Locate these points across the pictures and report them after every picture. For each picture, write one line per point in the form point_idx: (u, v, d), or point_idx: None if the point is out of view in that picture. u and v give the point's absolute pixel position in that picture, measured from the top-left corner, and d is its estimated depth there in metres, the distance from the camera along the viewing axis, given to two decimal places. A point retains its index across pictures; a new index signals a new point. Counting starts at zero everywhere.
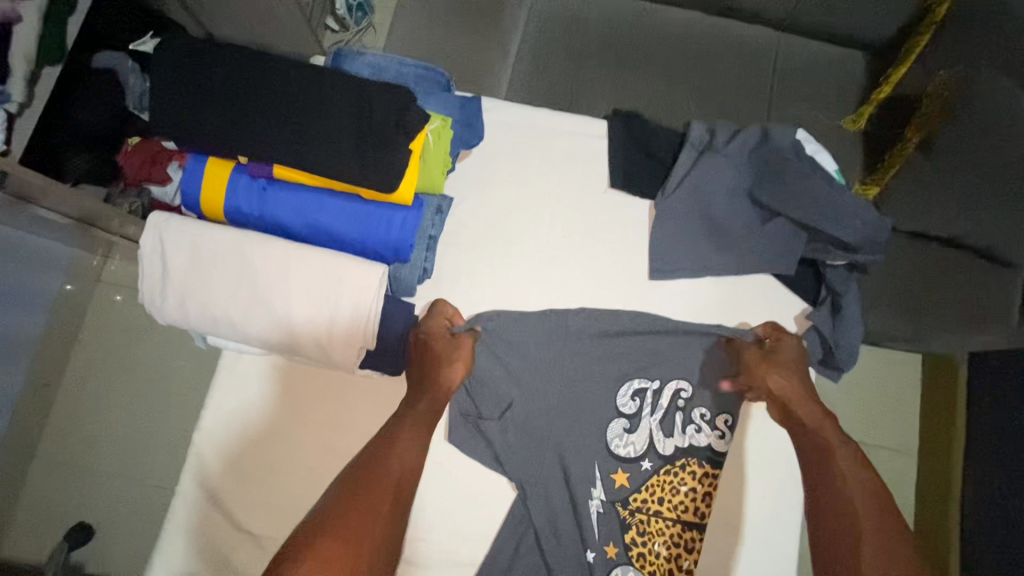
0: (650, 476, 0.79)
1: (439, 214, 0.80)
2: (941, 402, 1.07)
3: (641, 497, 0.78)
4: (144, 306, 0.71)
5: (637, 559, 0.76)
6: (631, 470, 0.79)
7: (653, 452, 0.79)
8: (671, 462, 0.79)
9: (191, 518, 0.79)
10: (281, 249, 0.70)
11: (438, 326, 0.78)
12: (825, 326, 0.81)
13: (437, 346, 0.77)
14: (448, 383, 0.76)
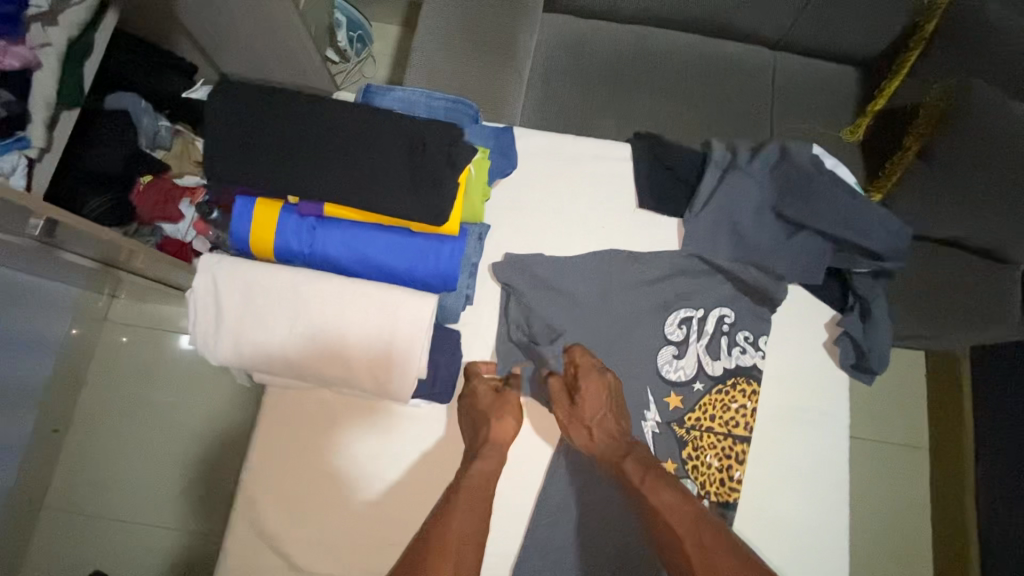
0: (702, 396, 0.83)
1: (480, 242, 0.82)
2: (951, 396, 1.14)
3: (695, 415, 0.82)
4: (196, 350, 0.71)
5: (692, 470, 0.81)
6: (683, 392, 0.83)
7: (703, 374, 0.84)
8: (721, 382, 0.83)
9: (245, 557, 0.78)
10: (333, 283, 0.71)
11: (483, 386, 0.81)
12: (856, 332, 0.83)
13: (484, 405, 0.79)
14: (502, 443, 0.78)
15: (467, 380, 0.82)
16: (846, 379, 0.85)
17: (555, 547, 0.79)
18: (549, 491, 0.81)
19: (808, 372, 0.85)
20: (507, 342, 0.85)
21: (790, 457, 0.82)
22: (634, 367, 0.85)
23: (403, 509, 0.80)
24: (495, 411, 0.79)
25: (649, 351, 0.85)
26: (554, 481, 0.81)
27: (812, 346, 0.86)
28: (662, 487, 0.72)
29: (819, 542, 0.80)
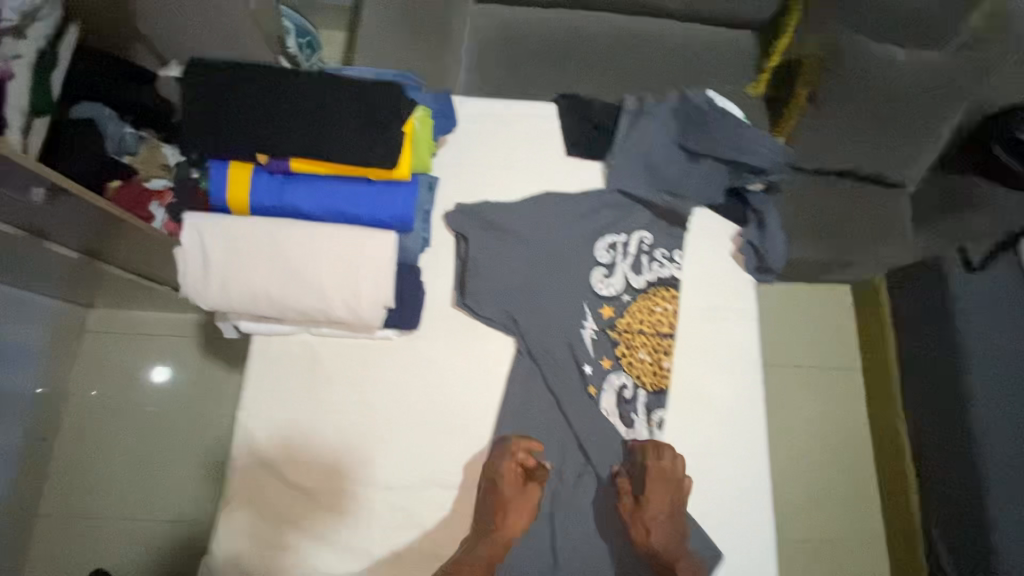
0: (630, 305, 0.98)
1: (431, 192, 0.95)
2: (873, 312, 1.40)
3: (625, 320, 0.97)
4: (187, 297, 0.82)
5: (627, 366, 0.95)
6: (615, 304, 0.98)
7: (629, 288, 0.99)
8: (644, 291, 0.99)
9: (245, 483, 0.87)
10: (304, 227, 0.82)
11: (509, 473, 0.86)
12: (755, 237, 0.99)
13: (507, 493, 0.85)
14: (510, 532, 0.84)
15: (500, 456, 0.88)
16: (753, 280, 1.00)
17: (520, 444, 0.92)
18: (509, 400, 0.93)
19: (720, 277, 1.00)
20: (462, 277, 0.97)
21: (708, 348, 0.97)
22: (573, 289, 0.98)
23: (383, 428, 0.91)
24: (517, 501, 0.86)
25: (585, 274, 0.99)
26: (512, 391, 0.93)
27: (722, 257, 1.01)
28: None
29: (734, 415, 0.94)
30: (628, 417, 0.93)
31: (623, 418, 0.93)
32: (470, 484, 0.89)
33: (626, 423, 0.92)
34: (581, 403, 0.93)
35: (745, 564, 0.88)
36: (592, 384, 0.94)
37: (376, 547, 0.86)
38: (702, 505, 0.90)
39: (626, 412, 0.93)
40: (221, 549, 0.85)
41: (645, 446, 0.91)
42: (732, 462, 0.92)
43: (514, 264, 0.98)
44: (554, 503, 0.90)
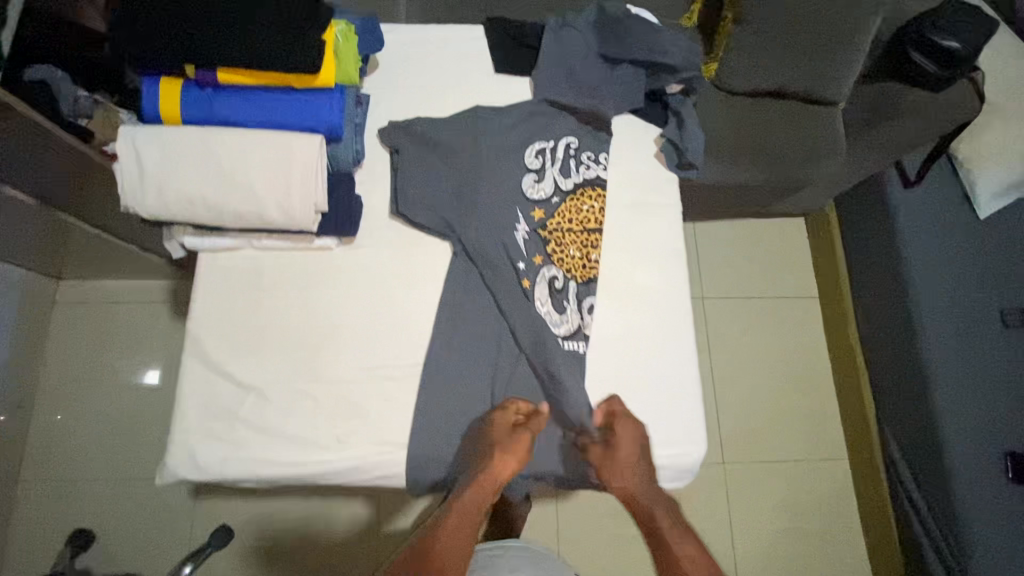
0: (560, 206, 1.03)
1: (360, 106, 1.00)
2: (825, 233, 1.86)
3: (555, 220, 1.02)
4: (126, 206, 0.86)
5: (557, 260, 1.00)
6: (545, 206, 1.02)
7: (558, 191, 1.03)
8: (573, 192, 1.03)
9: (196, 387, 0.92)
10: (234, 134, 0.87)
11: (502, 428, 0.89)
12: (674, 135, 1.05)
13: (498, 440, 0.88)
14: (497, 476, 0.86)
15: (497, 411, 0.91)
16: (675, 178, 1.06)
17: (459, 338, 0.96)
18: (447, 299, 0.98)
19: (644, 178, 1.06)
20: (396, 186, 1.01)
21: (634, 242, 1.03)
22: (505, 193, 1.02)
23: (326, 330, 0.95)
24: (505, 447, 0.87)
25: (516, 179, 1.03)
26: (449, 289, 0.98)
27: (645, 157, 1.07)
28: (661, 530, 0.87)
29: (661, 302, 1.00)
30: (561, 305, 0.98)
31: (556, 306, 0.98)
32: (467, 441, 0.92)
33: (559, 310, 0.98)
34: (515, 296, 0.98)
35: (671, 431, 0.94)
36: (526, 279, 0.98)
37: (323, 436, 0.90)
38: (631, 381, 0.96)
39: (559, 301, 0.98)
40: (177, 449, 0.89)
41: (577, 330, 0.97)
42: (658, 341, 0.98)
43: (445, 174, 1.02)
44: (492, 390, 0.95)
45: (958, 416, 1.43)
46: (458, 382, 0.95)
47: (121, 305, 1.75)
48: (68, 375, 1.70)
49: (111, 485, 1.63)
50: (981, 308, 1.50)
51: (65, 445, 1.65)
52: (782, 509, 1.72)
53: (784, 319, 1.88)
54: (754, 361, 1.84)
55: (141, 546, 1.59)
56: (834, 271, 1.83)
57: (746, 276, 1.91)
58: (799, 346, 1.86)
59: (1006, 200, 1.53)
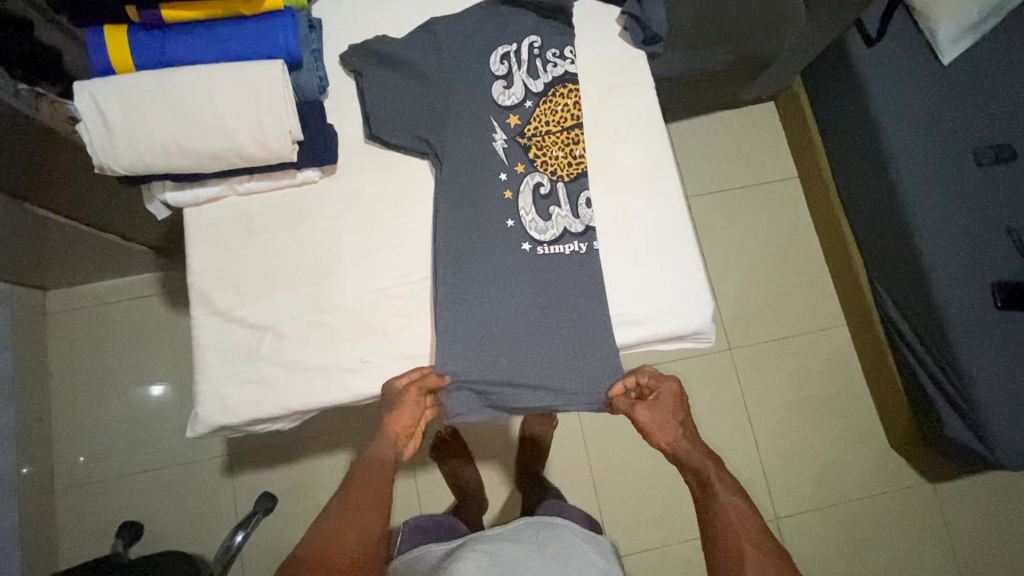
0: (535, 110, 1.01)
1: (314, 30, 0.96)
2: (796, 111, 1.87)
3: (533, 126, 1.00)
4: (101, 164, 0.84)
5: (541, 165, 0.99)
6: (519, 112, 1.01)
7: (530, 94, 1.01)
8: (545, 94, 1.01)
9: (213, 336, 0.93)
10: (191, 72, 0.84)
11: (395, 384, 0.91)
12: (634, 8, 1.02)
13: (391, 397, 0.90)
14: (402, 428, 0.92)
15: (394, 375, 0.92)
16: (642, 54, 1.05)
17: (458, 252, 0.96)
18: (439, 213, 0.97)
19: (612, 59, 1.05)
20: (366, 111, 0.99)
21: (611, 127, 1.03)
22: (476, 104, 0.99)
23: (330, 259, 0.96)
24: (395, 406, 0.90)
25: (485, 88, 1.01)
26: (440, 207, 0.97)
27: (610, 39, 1.06)
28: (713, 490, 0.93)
29: (647, 178, 1.02)
30: (546, 212, 0.98)
31: (541, 212, 0.97)
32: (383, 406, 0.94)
33: (545, 216, 0.97)
34: (501, 208, 0.97)
35: (678, 300, 0.97)
36: (509, 189, 0.98)
37: (346, 360, 0.92)
38: (632, 260, 0.98)
39: (544, 208, 0.98)
40: (207, 396, 0.91)
41: (562, 234, 0.97)
42: (648, 217, 1.00)
43: (411, 89, 1.00)
44: (494, 299, 0.94)
45: (947, 258, 1.44)
46: (463, 296, 0.94)
47: (114, 303, 1.74)
48: (75, 381, 1.70)
49: (145, 475, 1.66)
50: (957, 147, 1.50)
51: (89, 447, 1.67)
52: (789, 382, 1.80)
53: (769, 204, 1.92)
54: (747, 249, 1.88)
55: (188, 528, 1.63)
56: (810, 147, 1.84)
57: (726, 167, 1.94)
58: (786, 232, 1.90)
59: (969, 41, 1.48)
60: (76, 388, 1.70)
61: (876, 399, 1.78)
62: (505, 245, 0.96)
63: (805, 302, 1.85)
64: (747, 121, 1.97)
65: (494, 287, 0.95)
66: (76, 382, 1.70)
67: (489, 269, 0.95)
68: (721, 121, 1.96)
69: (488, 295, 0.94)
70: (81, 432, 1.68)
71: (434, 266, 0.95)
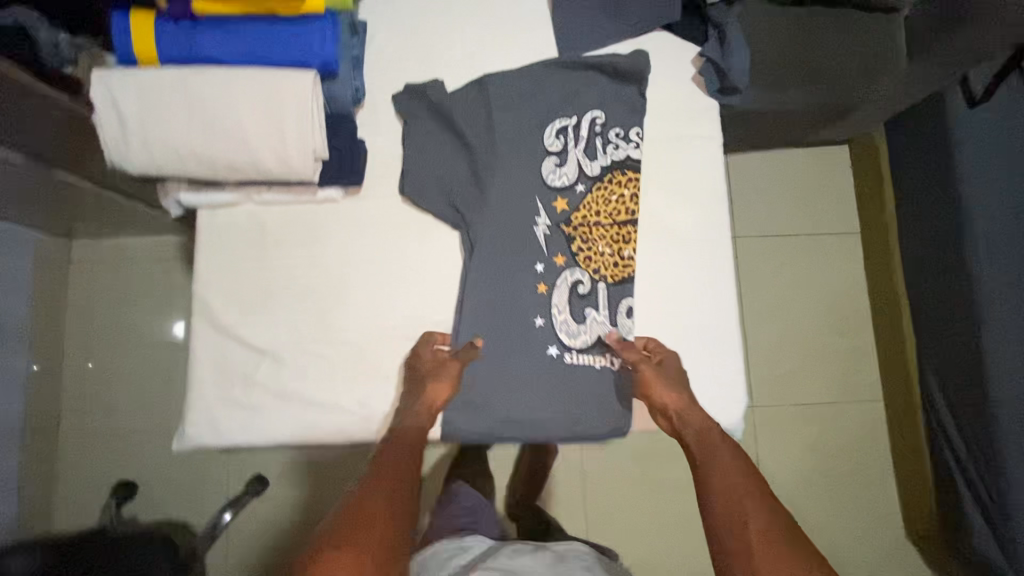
0: (585, 196, 0.92)
1: (356, 35, 0.88)
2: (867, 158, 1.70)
3: (580, 214, 0.91)
4: (113, 162, 0.79)
5: (582, 261, 0.90)
6: (568, 195, 0.92)
7: (583, 176, 0.92)
8: (599, 179, 0.92)
9: (212, 350, 0.88)
10: (217, 76, 0.77)
11: (426, 350, 0.87)
12: (715, 55, 0.90)
13: (425, 366, 0.86)
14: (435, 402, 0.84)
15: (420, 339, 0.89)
16: (714, 105, 0.94)
17: (478, 306, 0.89)
18: (470, 285, 0.89)
19: (680, 106, 0.94)
20: (402, 135, 0.93)
21: (666, 187, 0.92)
22: (523, 182, 0.92)
23: (341, 287, 0.90)
24: (436, 373, 0.85)
25: (535, 165, 0.92)
26: (469, 284, 0.89)
27: (681, 82, 0.94)
28: (719, 453, 0.81)
29: (697, 250, 0.91)
30: (581, 313, 0.89)
31: (575, 314, 0.89)
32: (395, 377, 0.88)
33: (578, 319, 0.89)
34: (533, 303, 0.89)
35: (708, 391, 0.89)
36: (544, 282, 0.90)
37: (343, 398, 0.87)
38: (662, 340, 0.90)
39: (579, 309, 0.89)
40: (197, 412, 0.87)
41: (595, 342, 0.88)
42: (689, 293, 0.90)
43: (453, 115, 0.92)
44: (507, 380, 0.87)
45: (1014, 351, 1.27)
46: (477, 366, 0.88)
47: (136, 260, 1.73)
48: (89, 333, 1.70)
49: (145, 435, 1.68)
50: None
51: (96, 399, 1.68)
52: (811, 452, 1.69)
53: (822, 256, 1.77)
54: (789, 301, 1.74)
55: (180, 495, 1.65)
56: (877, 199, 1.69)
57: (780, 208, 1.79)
58: (836, 296, 1.75)
59: None
60: (89, 340, 1.70)
61: (901, 494, 1.66)
62: (531, 345, 0.88)
63: (843, 372, 1.72)
64: (815, 168, 1.79)
65: (511, 382, 0.87)
66: (90, 335, 1.71)
67: (508, 364, 0.87)
68: (786, 162, 1.80)
69: (502, 383, 0.87)
70: (90, 383, 1.69)
71: (453, 335, 0.88)
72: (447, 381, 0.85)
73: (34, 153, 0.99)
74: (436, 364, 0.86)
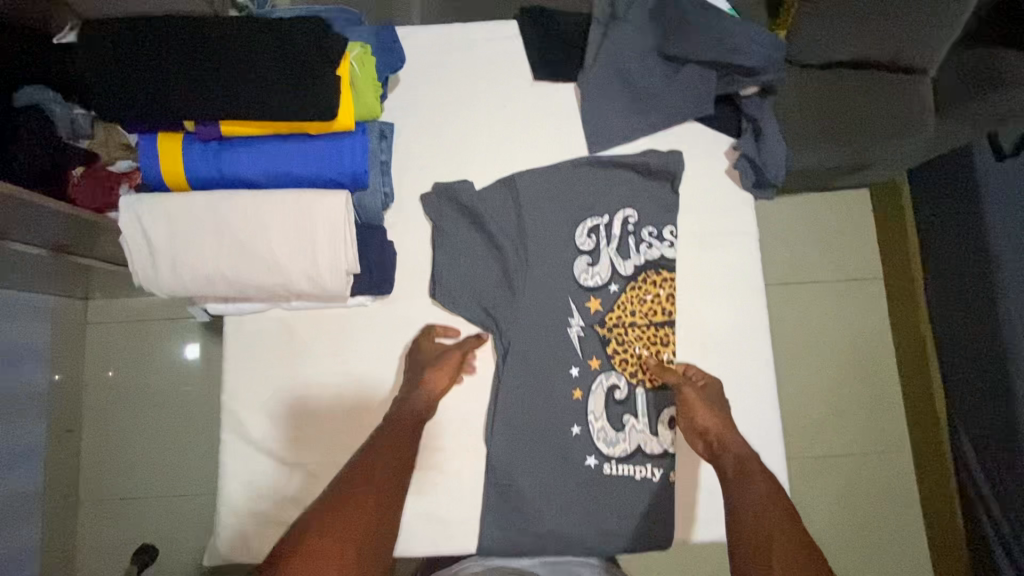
0: (619, 296, 0.89)
1: (384, 140, 0.86)
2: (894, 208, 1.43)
3: (615, 315, 0.89)
4: (140, 286, 0.77)
5: (619, 365, 0.88)
6: (602, 296, 0.89)
7: (617, 276, 0.90)
8: (634, 278, 0.89)
9: (242, 464, 0.87)
10: (245, 198, 0.75)
11: (427, 342, 0.87)
12: (750, 150, 0.89)
13: (427, 357, 0.86)
14: (432, 391, 0.83)
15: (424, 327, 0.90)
16: (750, 198, 0.91)
17: (513, 415, 0.87)
18: (503, 393, 0.87)
19: (714, 200, 0.92)
20: (431, 236, 0.92)
21: (701, 287, 0.90)
22: (555, 283, 0.90)
23: (370, 396, 0.88)
24: (438, 364, 0.85)
25: (567, 265, 0.90)
26: (502, 391, 0.87)
27: (714, 176, 0.92)
28: (751, 485, 0.77)
29: (736, 351, 0.89)
30: (619, 420, 0.87)
31: (613, 421, 0.86)
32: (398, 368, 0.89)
33: (617, 427, 0.86)
34: (569, 411, 0.86)
35: None
36: (579, 388, 0.87)
37: None
38: None
39: (617, 415, 0.86)
40: (227, 529, 0.86)
41: (634, 451, 0.86)
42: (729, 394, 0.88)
43: (483, 216, 0.90)
44: (545, 492, 0.85)
45: None
46: (513, 479, 0.85)
47: None
48: None
49: None
50: None
51: None
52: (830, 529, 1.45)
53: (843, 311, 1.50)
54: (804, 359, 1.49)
55: None
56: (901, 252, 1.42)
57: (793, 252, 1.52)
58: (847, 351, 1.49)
59: None
60: None
61: None
62: (568, 456, 0.85)
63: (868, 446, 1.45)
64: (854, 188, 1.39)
65: (548, 493, 0.85)
66: None
67: (544, 475, 0.85)
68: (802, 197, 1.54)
69: (539, 495, 0.85)
70: None
71: (487, 445, 0.86)
72: (446, 372, 0.85)
73: (49, 243, 1.01)
74: (436, 355, 0.86)
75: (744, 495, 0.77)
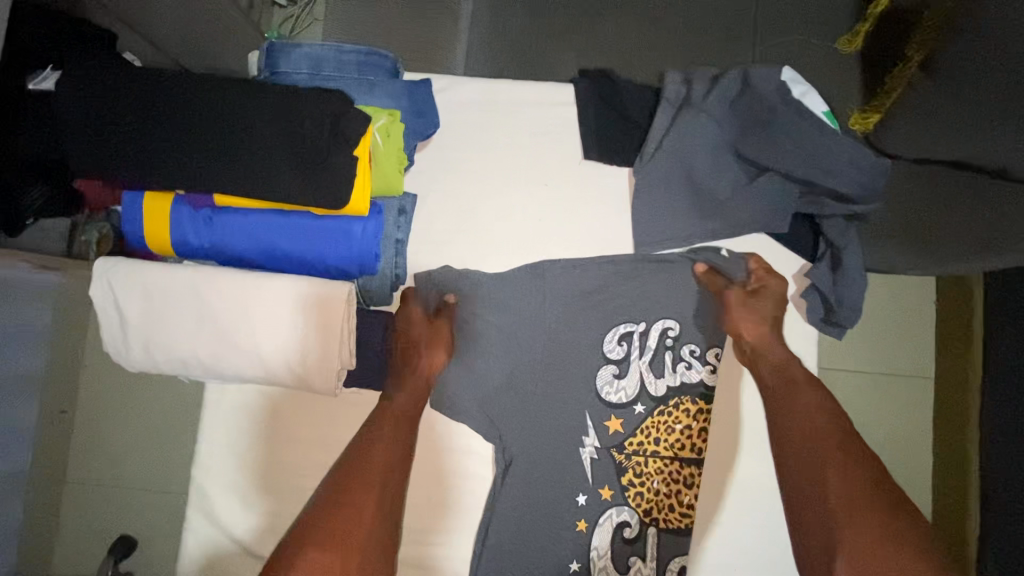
0: (644, 419, 0.78)
1: (403, 216, 0.74)
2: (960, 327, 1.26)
3: (636, 440, 0.78)
4: (110, 357, 0.69)
5: (632, 498, 0.77)
6: (624, 415, 0.78)
7: (644, 396, 0.78)
8: (664, 402, 0.78)
9: (201, 544, 0.80)
10: (234, 277, 0.66)
11: (416, 311, 0.77)
12: (825, 284, 0.76)
13: (416, 332, 0.76)
14: (426, 372, 0.75)
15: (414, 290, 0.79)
16: (815, 335, 0.79)
17: (505, 540, 0.77)
18: (498, 514, 0.77)
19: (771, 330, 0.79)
20: None
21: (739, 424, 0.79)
22: (575, 394, 0.79)
23: None
24: (431, 337, 0.76)
25: (590, 377, 0.79)
26: (497, 510, 0.77)
27: None
28: (796, 402, 0.68)
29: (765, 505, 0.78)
30: (624, 561, 0.77)
31: (617, 562, 0.76)
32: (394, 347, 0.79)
33: (621, 568, 0.76)
34: (570, 544, 0.77)
35: None
36: (585, 519, 0.77)
37: None
38: None
39: (623, 557, 0.76)
40: None
41: None
42: (755, 552, 0.77)
43: (504, 309, 0.79)
44: None
45: None
46: None
47: None
48: None
49: None
50: None
51: None
52: None
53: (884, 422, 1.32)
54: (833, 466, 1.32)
55: None
56: None
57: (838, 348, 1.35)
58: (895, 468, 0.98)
59: None
60: None
61: None
62: None
63: None
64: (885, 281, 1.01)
65: None
66: None
67: None
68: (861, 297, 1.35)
69: None
70: None
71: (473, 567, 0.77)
72: (440, 348, 0.76)
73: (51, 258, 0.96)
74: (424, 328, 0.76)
75: (789, 420, 0.67)
